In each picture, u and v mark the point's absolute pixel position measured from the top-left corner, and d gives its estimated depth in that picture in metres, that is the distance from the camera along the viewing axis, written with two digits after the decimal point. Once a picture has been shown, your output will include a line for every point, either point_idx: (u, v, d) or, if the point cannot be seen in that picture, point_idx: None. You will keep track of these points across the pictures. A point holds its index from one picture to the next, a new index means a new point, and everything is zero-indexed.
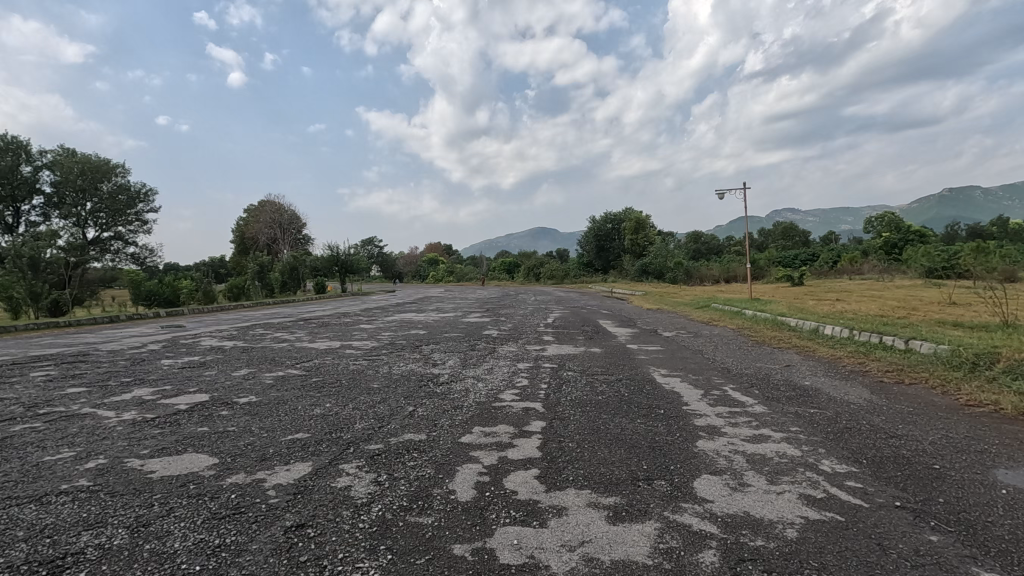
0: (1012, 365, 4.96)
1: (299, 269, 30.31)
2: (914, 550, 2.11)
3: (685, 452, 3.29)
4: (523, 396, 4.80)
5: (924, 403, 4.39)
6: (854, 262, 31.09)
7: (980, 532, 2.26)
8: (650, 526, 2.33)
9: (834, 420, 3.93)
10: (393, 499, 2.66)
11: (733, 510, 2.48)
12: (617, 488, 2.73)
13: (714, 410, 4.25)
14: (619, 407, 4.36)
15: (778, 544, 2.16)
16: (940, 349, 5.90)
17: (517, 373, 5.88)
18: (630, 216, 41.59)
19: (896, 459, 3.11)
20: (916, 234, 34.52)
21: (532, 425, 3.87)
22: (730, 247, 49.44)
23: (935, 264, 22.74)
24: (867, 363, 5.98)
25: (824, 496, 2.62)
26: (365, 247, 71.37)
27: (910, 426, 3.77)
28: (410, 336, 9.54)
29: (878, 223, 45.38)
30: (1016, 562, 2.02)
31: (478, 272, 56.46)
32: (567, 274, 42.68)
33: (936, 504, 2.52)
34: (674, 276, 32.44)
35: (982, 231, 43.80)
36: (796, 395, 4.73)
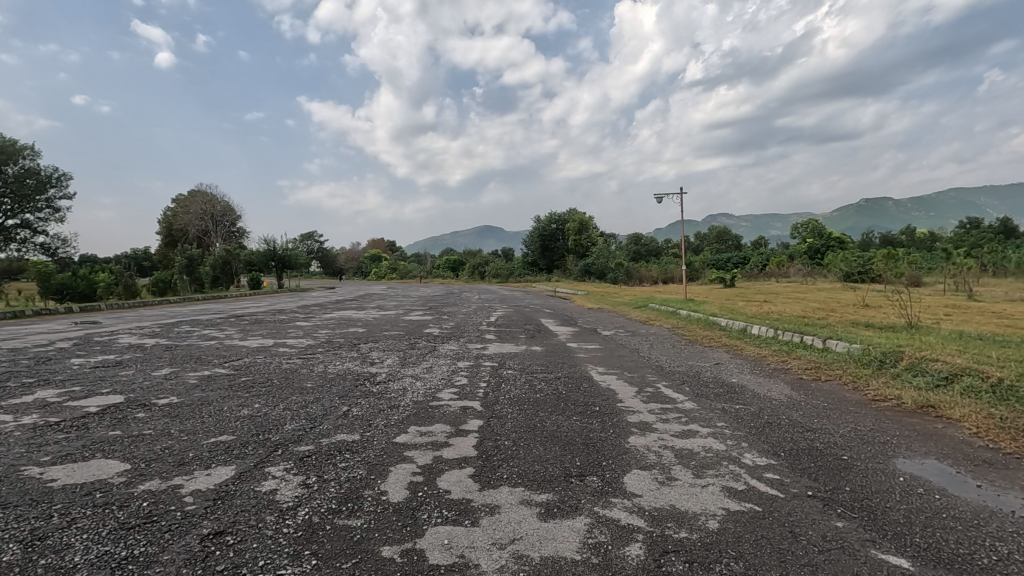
0: (913, 363, 5.41)
1: (231, 263, 28.88)
2: (822, 536, 2.26)
3: (617, 448, 3.37)
4: (461, 395, 4.77)
5: (837, 398, 4.71)
6: (781, 266, 32.99)
7: (879, 517, 2.45)
8: (580, 521, 2.38)
9: (756, 415, 4.16)
10: (321, 501, 2.58)
11: (659, 503, 2.57)
12: (550, 485, 2.77)
13: (646, 407, 4.38)
14: (556, 405, 4.42)
15: (700, 535, 2.26)
16: (852, 348, 6.34)
17: (456, 372, 5.83)
18: (574, 216, 42.25)
19: (810, 451, 3.33)
20: (836, 240, 37.07)
21: (469, 424, 3.86)
22: (669, 249, 51.32)
23: (852, 269, 24.52)
24: (789, 362, 6.34)
25: (745, 488, 2.77)
26: (304, 242, 68.97)
27: (824, 419, 4.04)
28: (349, 334, 9.28)
29: (802, 229, 48.26)
30: (909, 544, 2.21)
31: (422, 271, 55.76)
32: (511, 273, 42.88)
33: (843, 492, 2.72)
34: (615, 276, 33.32)
35: (893, 239, 47.57)
36: (723, 391, 4.96)
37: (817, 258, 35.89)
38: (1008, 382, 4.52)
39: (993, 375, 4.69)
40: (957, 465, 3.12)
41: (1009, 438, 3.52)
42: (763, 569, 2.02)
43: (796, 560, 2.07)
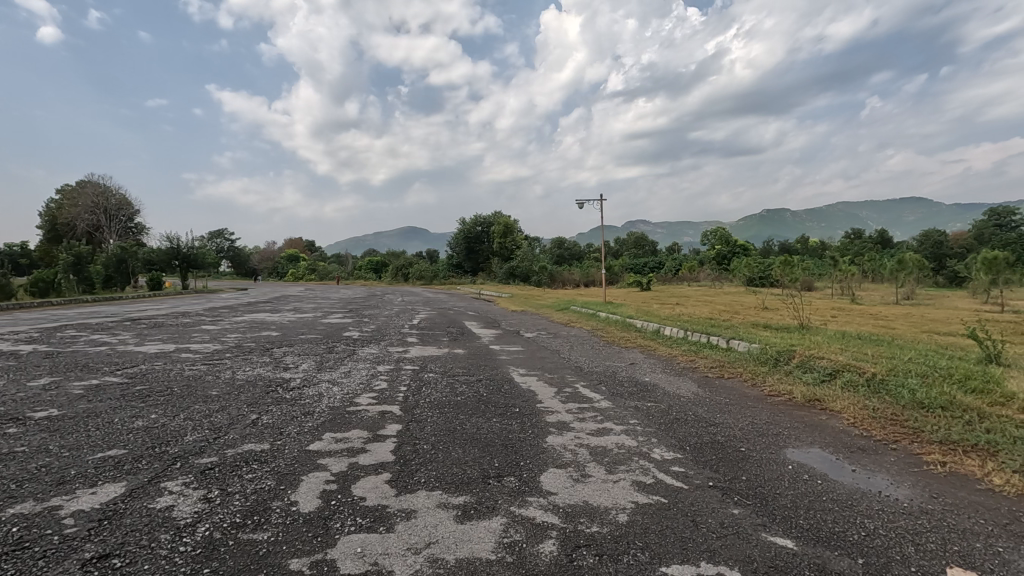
0: (803, 360, 5.93)
1: (128, 262, 26.49)
2: (720, 523, 2.43)
3: (534, 448, 3.44)
4: (380, 399, 4.67)
5: (738, 394, 5.08)
6: (692, 271, 35.11)
7: (769, 503, 2.67)
8: (496, 521, 2.40)
9: (666, 412, 4.39)
10: (223, 516, 2.43)
11: (573, 500, 2.65)
12: (468, 487, 2.77)
13: (565, 407, 4.49)
14: (476, 407, 4.43)
15: (610, 529, 2.35)
16: (751, 348, 6.86)
17: (376, 376, 5.68)
18: (499, 219, 42.54)
19: (712, 444, 3.56)
20: (741, 247, 39.96)
21: (387, 429, 3.79)
22: (590, 253, 53.00)
23: (755, 274, 26.56)
24: (697, 361, 6.73)
25: (653, 481, 2.91)
26: (213, 240, 64.57)
27: (726, 414, 4.34)
28: (261, 338, 8.77)
29: (711, 235, 51.37)
30: (795, 526, 2.42)
31: (342, 273, 53.91)
32: (436, 275, 42.36)
33: (740, 481, 2.93)
34: (539, 279, 33.94)
35: (790, 246, 52.01)
36: (637, 390, 5.20)
37: (724, 263, 38.50)
38: (878, 376, 5.07)
39: (866, 371, 5.25)
40: (836, 453, 3.46)
41: (878, 426, 3.96)
42: (667, 556, 2.14)
43: (697, 547, 2.21)
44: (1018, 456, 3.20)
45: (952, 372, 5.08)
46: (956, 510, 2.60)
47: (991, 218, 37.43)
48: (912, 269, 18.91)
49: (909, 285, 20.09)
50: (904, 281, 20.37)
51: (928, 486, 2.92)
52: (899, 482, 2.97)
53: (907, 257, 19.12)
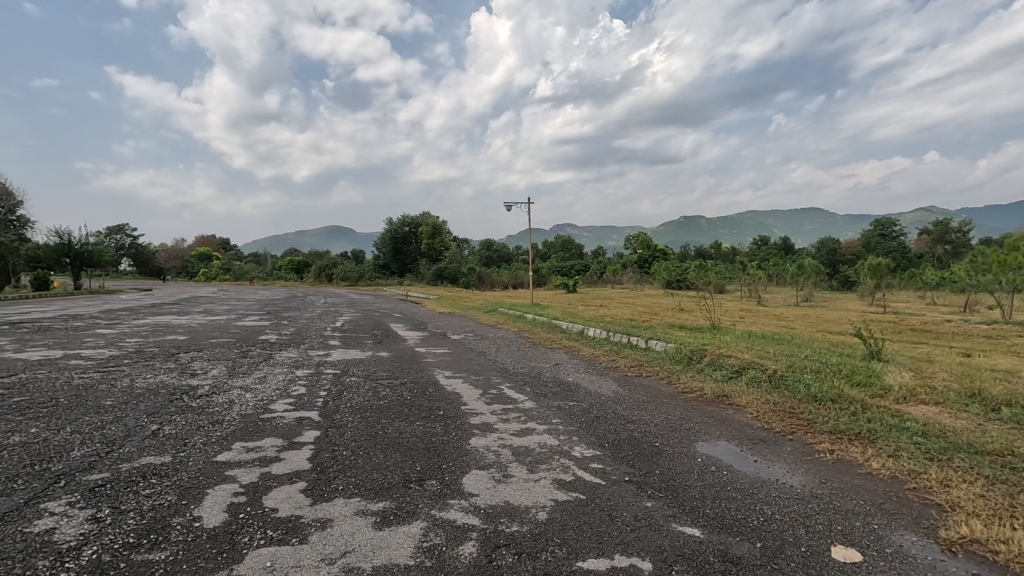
0: (714, 358, 6.31)
1: (7, 258, 23.72)
2: (634, 516, 2.53)
3: (457, 450, 3.42)
4: (297, 405, 4.47)
5: (655, 392, 5.33)
6: (616, 274, 36.39)
7: (680, 495, 2.81)
8: (415, 526, 2.37)
9: (587, 410, 4.52)
10: (115, 536, 2.23)
11: (494, 500, 2.67)
12: (388, 492, 2.72)
13: (489, 409, 4.51)
14: (399, 411, 4.36)
15: (529, 527, 2.39)
16: (667, 347, 7.21)
17: (293, 381, 5.43)
18: (427, 220, 42.07)
19: (630, 440, 3.72)
20: (660, 251, 41.95)
21: (305, 435, 3.64)
22: (518, 255, 53.62)
23: (673, 278, 28.00)
24: (618, 361, 6.96)
25: (572, 478, 2.99)
26: (111, 236, 59.21)
27: (643, 411, 4.55)
28: (164, 342, 8.10)
29: (634, 240, 53.32)
30: (702, 515, 2.57)
31: (260, 273, 51.20)
32: (361, 276, 41.11)
33: (655, 475, 3.07)
34: (467, 281, 33.90)
35: (704, 252, 55.25)
36: (560, 389, 5.32)
37: (646, 266, 40.27)
38: (779, 372, 5.49)
39: (769, 368, 5.66)
40: (740, 444, 3.71)
41: (777, 419, 4.28)
42: (583, 550, 2.20)
43: (611, 540, 2.29)
44: (893, 442, 3.58)
45: (840, 367, 5.60)
46: (842, 493, 2.87)
47: (875, 229, 41.63)
48: (810, 274, 20.66)
49: (808, 288, 21.91)
50: (803, 283, 22.18)
51: (818, 472, 3.19)
52: (794, 470, 3.23)
53: (806, 263, 20.84)
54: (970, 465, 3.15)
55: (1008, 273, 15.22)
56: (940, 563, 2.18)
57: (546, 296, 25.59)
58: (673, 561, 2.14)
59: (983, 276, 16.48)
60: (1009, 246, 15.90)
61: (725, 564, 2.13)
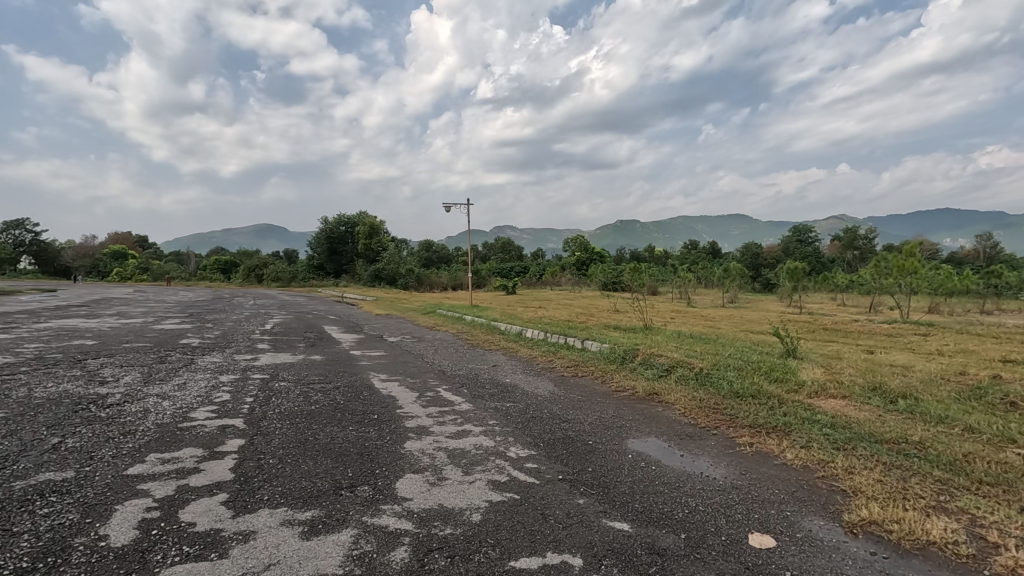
0: (646, 358, 6.53)
1: None
2: (566, 513, 2.58)
3: (392, 454, 3.36)
4: (220, 413, 4.24)
5: (589, 391, 5.45)
6: (554, 276, 36.96)
7: (610, 491, 2.88)
8: (346, 534, 2.30)
9: (523, 411, 4.56)
10: (5, 562, 2.03)
11: (428, 504, 2.64)
12: (317, 500, 2.63)
13: (425, 412, 4.46)
14: (331, 416, 4.22)
15: (463, 529, 2.38)
16: (602, 347, 7.40)
17: (216, 387, 5.14)
18: (364, 220, 41.10)
19: (564, 439, 3.79)
20: (598, 253, 43.08)
21: (228, 445, 3.46)
22: (458, 257, 53.37)
23: (609, 280, 28.79)
24: (555, 361, 7.08)
25: (507, 479, 3.01)
26: (8, 232, 53.81)
27: (577, 410, 4.64)
28: (69, 348, 7.44)
29: (572, 243, 54.35)
30: (631, 510, 2.65)
31: (182, 273, 48.16)
32: (294, 277, 39.52)
33: (587, 472, 3.14)
34: (406, 282, 33.39)
35: (638, 254, 57.17)
36: (497, 391, 5.34)
37: (583, 268, 41.17)
38: (705, 370, 5.77)
39: (695, 366, 5.93)
40: (669, 440, 3.86)
41: (703, 415, 4.49)
42: (516, 550, 2.22)
43: (544, 538, 2.32)
44: (805, 434, 3.85)
45: (760, 365, 5.94)
46: (759, 484, 3.05)
47: (793, 236, 44.54)
48: (735, 276, 21.84)
49: (733, 290, 23.14)
50: (729, 286, 23.38)
51: (739, 465, 3.37)
52: (717, 463, 3.39)
53: (732, 266, 22.03)
54: (870, 453, 3.43)
55: (905, 277, 16.77)
56: (844, 544, 2.36)
57: (483, 296, 27.52)
58: (604, 556, 2.20)
59: (885, 280, 18.01)
60: (906, 252, 17.50)
61: (651, 556, 2.21)
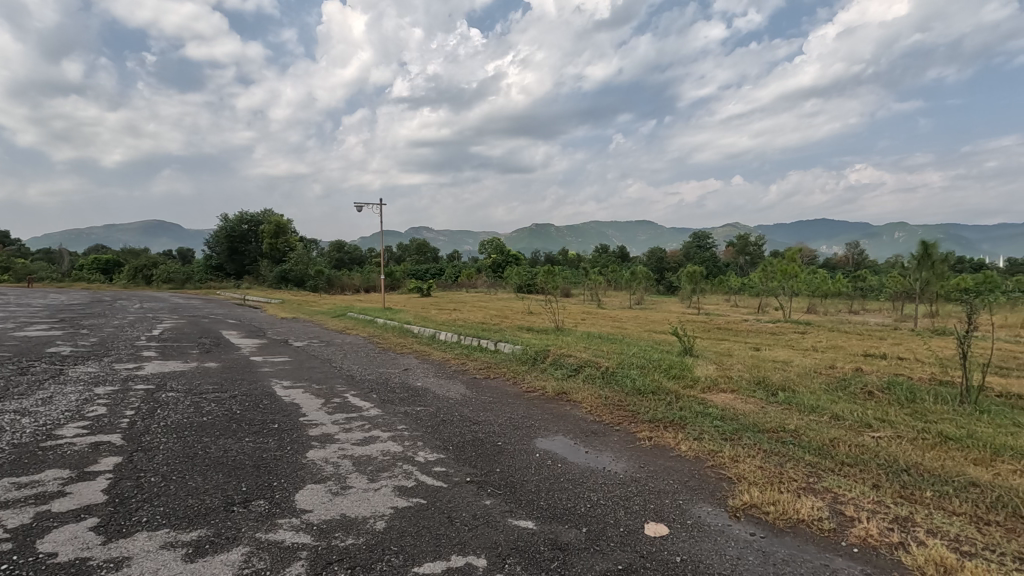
0: (556, 358, 6.70)
1: None
2: (472, 515, 2.59)
3: (292, 465, 3.20)
4: (94, 429, 3.82)
5: (501, 392, 5.50)
6: (470, 278, 37.00)
7: (516, 490, 2.93)
8: (236, 553, 2.16)
9: (434, 415, 4.52)
10: None
11: (330, 515, 2.54)
12: (204, 519, 2.44)
13: (331, 419, 4.29)
14: (226, 427, 3.94)
15: (365, 539, 2.31)
16: (514, 349, 7.50)
17: (90, 401, 4.62)
18: (269, 219, 38.91)
19: (473, 441, 3.80)
20: (513, 256, 43.74)
21: (101, 463, 3.13)
22: (371, 258, 51.96)
23: (523, 282, 29.26)
24: (467, 363, 7.08)
25: (414, 484, 2.96)
26: None
27: (488, 412, 4.67)
28: None
29: (487, 246, 54.91)
30: (536, 508, 2.71)
31: (53, 274, 42.92)
32: (189, 278, 36.51)
33: (495, 473, 3.18)
34: (315, 284, 31.88)
35: (552, 258, 58.72)
36: (408, 395, 5.25)
37: (499, 271, 41.63)
38: (610, 368, 6.02)
39: (601, 365, 6.18)
40: (575, 437, 3.99)
41: (607, 411, 4.69)
42: (420, 555, 2.19)
43: (449, 542, 2.31)
44: (698, 427, 4.13)
45: (661, 363, 6.30)
46: (656, 475, 3.23)
47: (693, 242, 47.76)
48: (642, 279, 23.04)
49: (639, 292, 24.36)
50: (636, 288, 24.57)
51: (638, 458, 3.55)
52: (618, 458, 3.55)
53: (638, 270, 23.21)
54: (753, 442, 3.74)
55: (788, 281, 18.48)
56: (728, 527, 2.56)
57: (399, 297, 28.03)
58: (507, 554, 2.22)
59: (771, 282, 19.75)
60: (788, 258, 19.31)
61: (554, 551, 2.27)
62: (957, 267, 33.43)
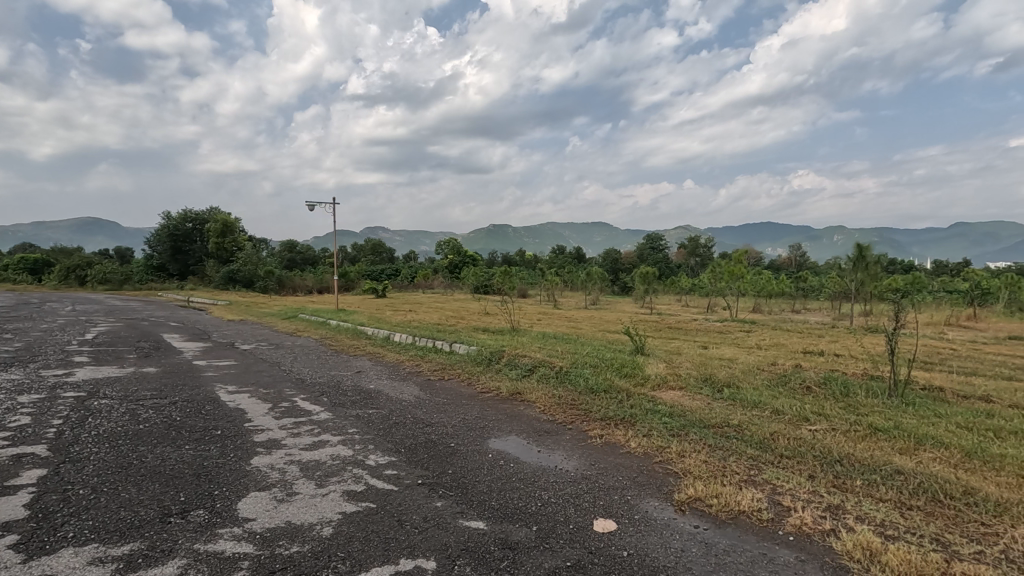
0: (511, 359, 6.71)
1: None
2: (423, 517, 2.57)
3: (234, 472, 3.08)
4: (15, 440, 3.56)
5: (454, 394, 5.47)
6: (426, 279, 36.68)
7: (468, 491, 2.92)
8: (172, 566, 2.06)
9: (386, 417, 4.45)
10: None
11: (273, 523, 2.46)
12: (138, 532, 2.32)
13: (278, 424, 4.16)
14: (164, 435, 3.76)
15: (311, 546, 2.26)
16: (469, 350, 7.48)
17: (12, 410, 4.31)
18: (216, 217, 37.40)
19: (427, 443, 3.76)
20: (470, 257, 43.63)
21: (24, 477, 2.92)
22: (324, 259, 50.74)
23: (480, 282, 29.22)
24: (421, 365, 7.01)
25: (363, 488, 2.91)
26: None
27: (442, 413, 4.64)
28: None
29: (443, 247, 54.54)
30: (488, 508, 2.71)
31: None
32: (127, 279, 34.65)
33: (447, 475, 3.16)
34: (265, 284, 30.67)
35: (509, 259, 58.93)
36: (359, 398, 5.15)
37: (456, 272, 41.46)
38: (564, 368, 6.09)
39: (555, 364, 6.25)
40: (528, 437, 4.01)
41: (560, 410, 4.75)
42: (368, 561, 2.16)
43: (398, 545, 2.28)
44: (647, 424, 4.23)
45: (613, 362, 6.42)
46: (605, 472, 3.29)
47: (646, 244, 48.97)
48: (597, 279, 23.43)
49: (595, 292, 24.75)
50: (591, 289, 24.94)
51: (589, 456, 3.61)
52: (570, 456, 3.60)
53: (594, 271, 23.58)
54: (699, 437, 3.87)
55: (735, 282, 19.16)
56: (674, 520, 2.64)
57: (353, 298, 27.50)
58: (457, 556, 2.22)
59: (719, 283, 20.45)
60: (735, 259, 20.03)
61: (503, 551, 2.28)
62: (890, 269, 35.59)
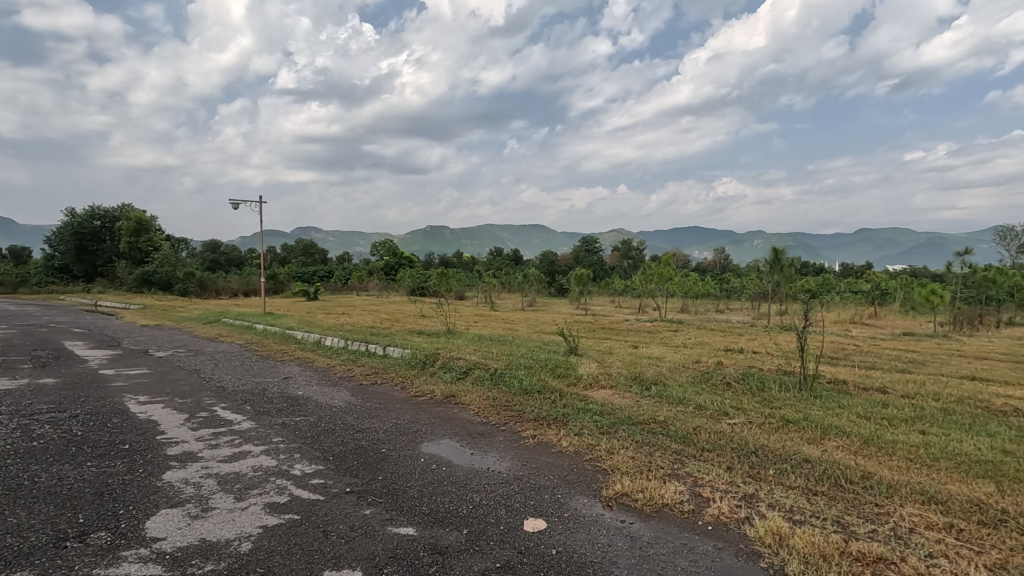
0: (446, 361, 6.65)
1: None
2: (351, 526, 2.50)
3: (142, 489, 2.87)
4: None
5: (387, 398, 5.36)
6: (361, 280, 35.78)
7: (399, 497, 2.87)
8: None
9: (314, 425, 4.28)
10: None
11: (186, 541, 2.31)
12: (26, 561, 2.11)
13: (194, 435, 3.92)
14: (62, 452, 3.44)
15: (228, 563, 2.14)
16: (404, 353, 7.34)
17: None
18: (128, 214, 34.75)
19: (356, 450, 3.66)
20: (406, 258, 42.97)
21: None
22: (251, 260, 48.39)
23: (417, 284, 28.81)
24: (353, 369, 6.81)
25: (287, 500, 2.79)
26: None
27: (373, 419, 4.53)
28: None
29: (379, 248, 53.47)
30: (418, 513, 2.67)
31: None
32: (24, 282, 31.69)
33: (377, 481, 3.09)
34: (184, 287, 28.64)
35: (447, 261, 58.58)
36: (286, 405, 4.93)
37: (392, 273, 40.70)
38: (499, 370, 6.11)
39: (490, 366, 6.27)
40: (461, 440, 3.99)
41: (494, 412, 4.77)
42: None
43: (323, 557, 2.21)
44: (579, 422, 4.32)
45: (547, 362, 6.51)
46: (537, 472, 3.33)
47: (582, 246, 50.10)
48: (533, 281, 23.69)
49: (531, 294, 25.01)
50: (528, 291, 25.21)
51: (521, 456, 3.64)
52: (503, 457, 3.62)
53: (530, 273, 23.83)
54: (627, 434, 3.99)
55: (664, 283, 19.94)
56: (601, 516, 2.71)
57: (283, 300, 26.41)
58: (385, 564, 2.17)
59: (649, 284, 21.22)
60: (664, 262, 20.82)
61: (433, 555, 2.26)
62: (804, 271, 38.20)
